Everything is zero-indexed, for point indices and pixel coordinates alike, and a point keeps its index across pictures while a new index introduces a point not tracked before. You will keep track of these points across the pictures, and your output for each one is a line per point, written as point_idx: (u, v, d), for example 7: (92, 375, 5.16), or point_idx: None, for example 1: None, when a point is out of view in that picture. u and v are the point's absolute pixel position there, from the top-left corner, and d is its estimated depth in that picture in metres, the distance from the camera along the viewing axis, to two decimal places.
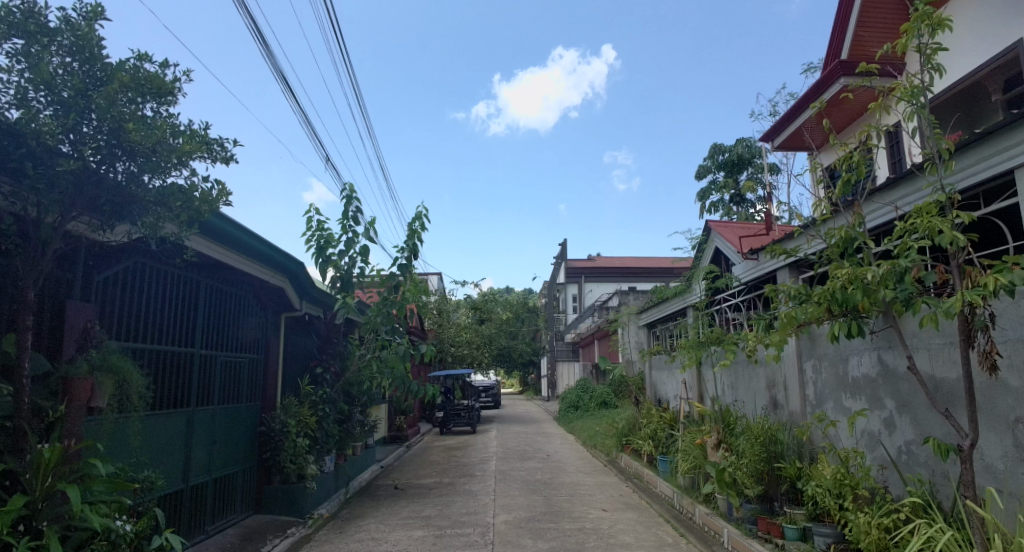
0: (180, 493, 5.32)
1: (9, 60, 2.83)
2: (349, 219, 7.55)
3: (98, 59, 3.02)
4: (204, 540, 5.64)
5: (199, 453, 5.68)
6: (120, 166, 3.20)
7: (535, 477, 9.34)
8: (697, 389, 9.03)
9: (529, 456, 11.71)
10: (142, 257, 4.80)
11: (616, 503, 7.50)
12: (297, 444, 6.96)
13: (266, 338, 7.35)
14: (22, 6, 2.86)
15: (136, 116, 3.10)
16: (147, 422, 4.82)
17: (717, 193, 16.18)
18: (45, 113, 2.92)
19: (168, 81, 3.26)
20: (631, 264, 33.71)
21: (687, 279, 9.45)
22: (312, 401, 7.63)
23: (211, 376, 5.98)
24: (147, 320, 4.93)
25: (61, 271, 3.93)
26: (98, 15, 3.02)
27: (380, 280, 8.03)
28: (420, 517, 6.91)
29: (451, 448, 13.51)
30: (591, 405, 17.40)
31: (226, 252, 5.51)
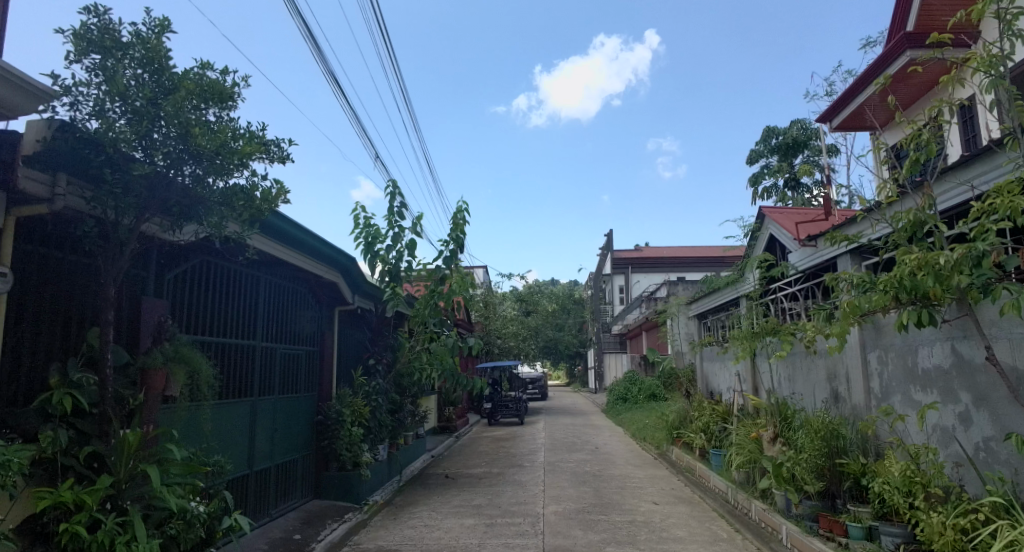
0: (246, 477, 5.60)
1: (90, 75, 3.05)
2: (395, 214, 7.72)
3: (166, 70, 3.20)
4: (268, 522, 5.93)
5: (262, 440, 5.95)
6: (187, 170, 3.38)
7: (585, 469, 9.34)
8: (752, 381, 8.80)
9: (577, 448, 11.71)
10: (207, 255, 5.06)
11: (667, 497, 7.41)
12: (352, 433, 7.20)
13: (321, 331, 7.62)
14: (99, 23, 3.07)
15: (200, 122, 3.27)
16: (216, 410, 5.10)
17: (770, 177, 15.62)
18: (120, 122, 3.12)
19: (229, 87, 3.42)
20: (679, 253, 33.00)
21: (740, 268, 9.20)
22: (365, 391, 7.87)
23: (271, 367, 6.25)
24: (213, 315, 5.19)
25: (137, 269, 4.21)
26: (165, 28, 3.20)
27: (427, 272, 8.15)
28: (471, 506, 7.03)
29: (500, 439, 13.64)
30: (640, 398, 17.25)
31: (283, 249, 5.73)
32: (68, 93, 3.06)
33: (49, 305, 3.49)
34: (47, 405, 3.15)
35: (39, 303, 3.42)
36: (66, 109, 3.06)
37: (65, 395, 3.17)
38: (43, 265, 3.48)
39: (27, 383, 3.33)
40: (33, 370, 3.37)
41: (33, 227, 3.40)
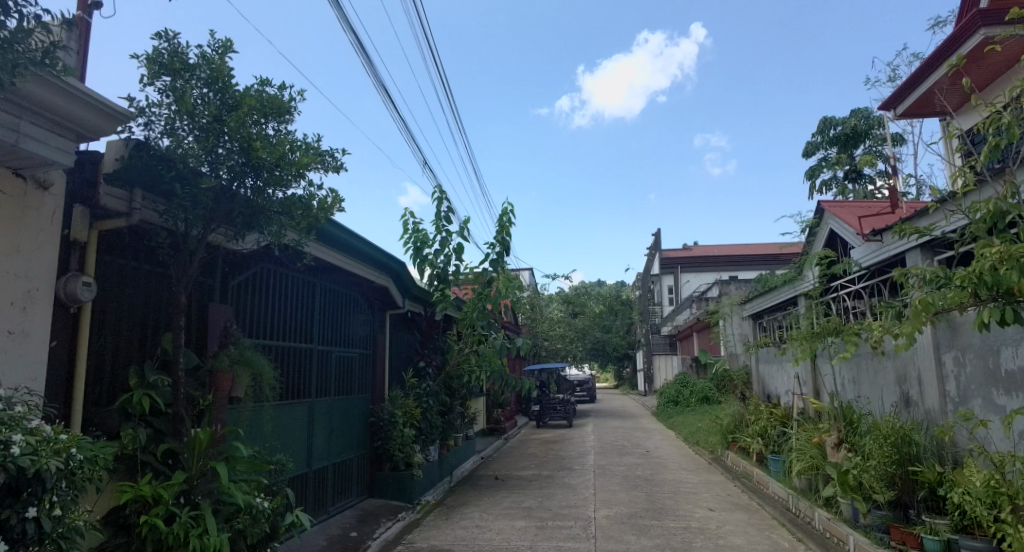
0: (306, 475, 5.83)
1: (161, 96, 3.28)
2: (442, 219, 7.87)
3: (229, 88, 3.40)
4: (327, 519, 6.14)
5: (320, 440, 6.16)
6: (248, 182, 3.55)
7: (636, 473, 9.23)
8: (812, 384, 8.50)
9: (628, 451, 11.57)
10: (267, 262, 5.31)
11: (724, 503, 7.24)
12: (405, 434, 7.39)
13: (374, 334, 7.83)
14: (168, 47, 3.29)
15: (261, 136, 3.45)
16: (277, 410, 5.34)
17: (828, 170, 15.03)
18: (189, 138, 3.33)
19: (286, 100, 3.59)
20: (731, 252, 32.14)
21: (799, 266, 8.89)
22: (416, 393, 8.13)
23: (328, 369, 6.48)
24: (273, 319, 5.44)
25: (204, 277, 4.47)
26: (228, 48, 3.40)
27: (474, 276, 8.25)
28: (521, 508, 7.08)
29: (548, 442, 13.64)
30: (692, 401, 16.89)
31: (338, 255, 5.94)
32: (142, 113, 3.29)
33: (127, 311, 3.75)
34: (127, 405, 3.41)
35: (119, 310, 3.69)
36: (141, 129, 3.29)
37: (143, 396, 3.43)
38: (121, 274, 3.73)
39: (109, 384, 3.59)
40: (115, 373, 3.64)
41: (113, 239, 3.66)
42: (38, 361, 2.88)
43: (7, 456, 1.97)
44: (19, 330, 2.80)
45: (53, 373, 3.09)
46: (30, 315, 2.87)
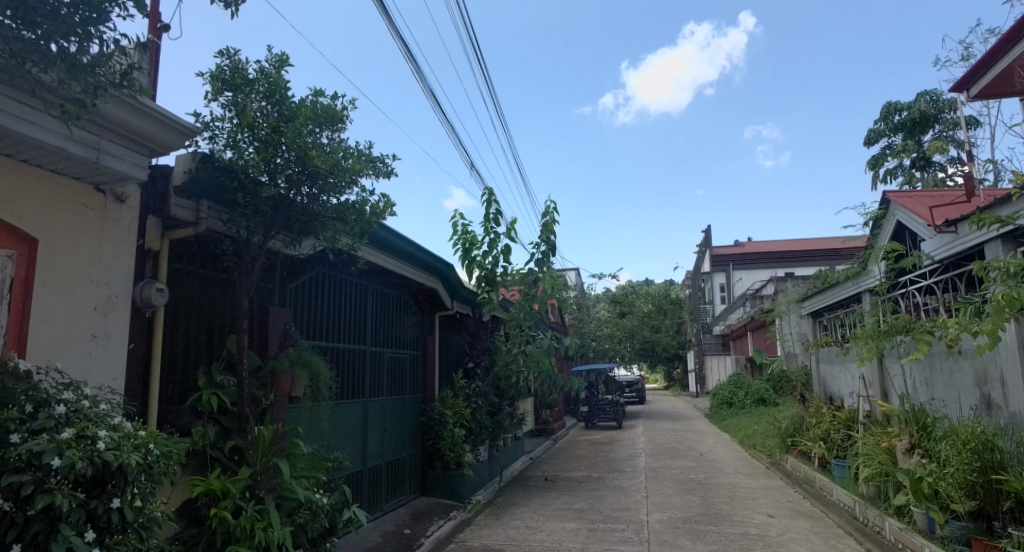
0: (361, 473, 6.00)
1: (225, 111, 3.48)
2: (490, 220, 7.94)
3: (285, 100, 3.56)
4: (381, 516, 6.30)
5: (374, 438, 6.33)
6: (304, 190, 3.69)
7: (690, 476, 9.05)
8: (879, 386, 8.12)
9: (680, 454, 11.34)
10: (322, 267, 5.50)
11: (784, 509, 7.01)
12: (456, 434, 7.51)
13: (424, 336, 7.99)
14: (230, 64, 3.49)
15: (316, 145, 3.59)
16: (334, 409, 5.53)
17: (893, 158, 14.31)
18: (250, 150, 3.52)
19: (339, 109, 3.71)
20: (786, 247, 31.01)
21: (863, 261, 8.51)
22: (466, 393, 8.21)
23: (380, 369, 6.65)
24: (329, 321, 5.62)
25: (265, 282, 4.69)
26: (284, 61, 3.56)
27: (521, 276, 8.30)
28: (572, 510, 7.06)
29: (598, 443, 13.53)
30: (747, 402, 16.39)
31: (389, 259, 6.10)
32: (208, 128, 3.49)
33: (195, 316, 3.97)
34: (198, 404, 3.62)
35: (188, 314, 3.91)
36: (207, 143, 3.50)
37: (211, 395, 3.64)
38: (190, 280, 3.95)
39: (181, 384, 3.81)
40: (186, 373, 3.86)
41: (183, 248, 3.89)
42: (118, 362, 3.10)
43: (94, 451, 2.13)
44: (102, 333, 3.02)
45: (132, 373, 3.31)
46: (111, 320, 3.08)
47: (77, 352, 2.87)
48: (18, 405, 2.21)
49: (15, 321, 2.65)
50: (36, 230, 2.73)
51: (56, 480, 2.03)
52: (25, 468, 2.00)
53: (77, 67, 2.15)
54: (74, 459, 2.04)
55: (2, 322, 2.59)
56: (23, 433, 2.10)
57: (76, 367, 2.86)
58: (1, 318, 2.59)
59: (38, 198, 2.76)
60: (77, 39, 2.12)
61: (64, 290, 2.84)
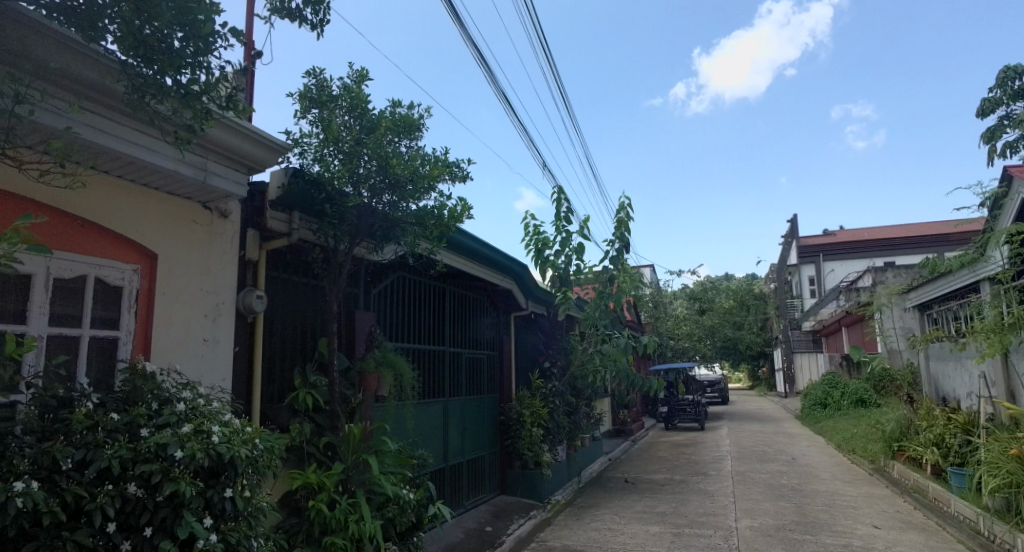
0: (443, 470, 6.18)
1: (312, 127, 3.72)
2: (561, 219, 7.94)
3: (366, 113, 3.75)
4: (463, 512, 6.46)
5: (455, 437, 6.50)
6: (385, 198, 3.86)
7: (781, 482, 8.62)
8: (1004, 386, 7.37)
9: (770, 458, 10.81)
10: (403, 271, 5.73)
11: (891, 521, 6.52)
12: (533, 434, 7.57)
13: (500, 336, 8.11)
14: (316, 83, 3.73)
15: (396, 153, 3.75)
16: (417, 408, 5.73)
17: (1012, 130, 12.91)
18: (336, 162, 3.75)
19: (417, 118, 3.86)
20: (885, 235, 28.75)
21: (980, 247, 7.76)
22: (543, 393, 8.26)
23: (459, 370, 6.83)
24: (410, 323, 5.85)
25: (351, 287, 4.95)
26: (364, 76, 3.75)
27: (595, 274, 8.24)
28: (655, 513, 6.92)
29: (679, 445, 13.14)
30: (844, 403, 15.35)
31: (464, 261, 6.25)
32: (298, 145, 3.75)
33: (290, 320, 4.25)
34: (295, 402, 3.88)
35: (284, 318, 4.19)
36: (298, 158, 3.76)
37: (306, 394, 3.90)
38: (285, 287, 4.24)
39: (280, 384, 4.10)
40: (283, 374, 4.15)
41: (278, 257, 4.19)
42: (226, 363, 3.38)
43: (209, 444, 2.35)
44: (212, 338, 3.30)
45: (237, 374, 3.60)
46: (219, 325, 3.37)
47: (192, 355, 3.16)
48: (146, 403, 2.47)
49: (141, 328, 2.96)
50: (155, 245, 3.04)
51: (180, 470, 2.24)
52: (153, 458, 2.22)
53: (190, 96, 2.38)
54: (193, 451, 2.26)
55: (130, 329, 2.90)
56: (151, 427, 2.34)
57: (192, 367, 3.16)
58: (129, 326, 2.90)
59: (158, 217, 3.07)
60: (188, 70, 2.34)
61: (180, 300, 3.14)
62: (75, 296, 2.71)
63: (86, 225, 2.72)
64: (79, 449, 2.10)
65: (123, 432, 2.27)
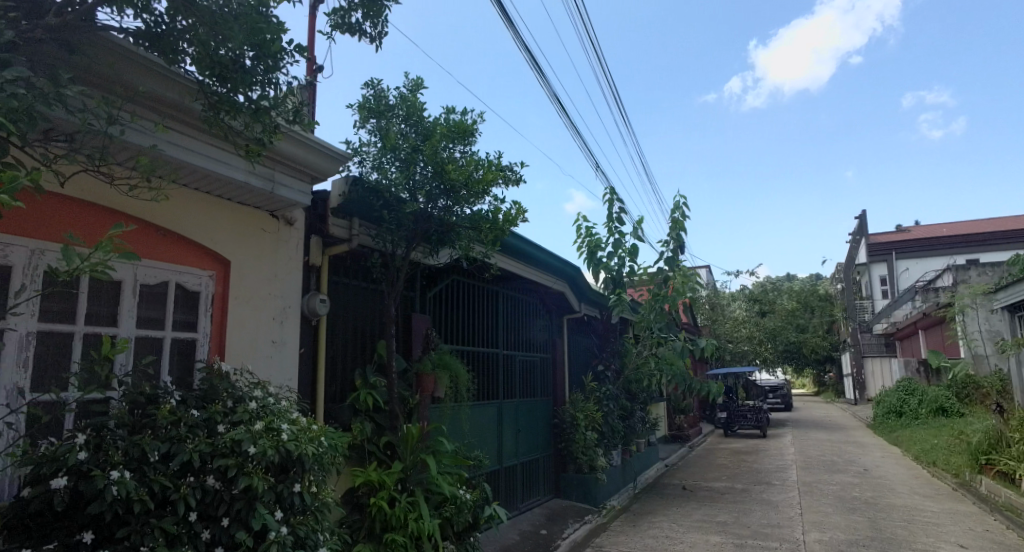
0: (498, 471, 6.24)
1: (371, 136, 3.86)
2: (614, 221, 7.87)
3: (422, 121, 3.86)
4: (518, 514, 6.50)
5: (509, 438, 6.55)
6: (439, 203, 3.95)
7: (853, 494, 8.20)
8: None
9: (840, 468, 10.31)
10: (457, 274, 5.83)
11: (979, 540, 6.09)
12: (587, 437, 7.52)
13: (553, 338, 8.11)
14: (374, 93, 3.87)
15: (450, 159, 3.83)
16: (472, 409, 5.81)
17: None
18: (393, 170, 3.87)
19: (470, 124, 3.93)
20: (967, 231, 26.85)
21: None
22: (597, 396, 8.21)
23: (513, 372, 6.87)
24: (465, 326, 5.94)
25: (408, 290, 5.08)
26: (419, 85, 3.86)
27: (649, 276, 8.11)
28: (716, 522, 6.74)
29: (740, 452, 12.73)
30: (923, 412, 14.44)
31: (518, 264, 6.29)
32: (358, 154, 3.90)
33: (351, 322, 4.41)
34: (356, 402, 4.03)
35: (345, 320, 4.34)
36: (357, 166, 3.90)
37: (367, 394, 4.04)
38: (346, 290, 4.40)
39: (342, 384, 4.25)
40: (345, 374, 4.31)
41: (339, 262, 4.35)
42: (292, 364, 3.54)
43: (280, 441, 2.47)
44: (279, 340, 3.47)
45: (303, 374, 3.77)
46: (286, 327, 3.53)
47: (261, 355, 3.34)
48: (222, 401, 2.62)
49: (215, 330, 3.15)
50: (228, 252, 3.22)
51: (253, 465, 2.38)
52: (228, 453, 2.36)
53: (261, 110, 2.51)
54: (265, 447, 2.39)
55: (207, 331, 3.09)
56: (226, 424, 2.48)
57: (261, 368, 3.33)
58: (206, 328, 3.09)
59: (231, 225, 3.25)
60: (259, 87, 2.49)
61: (251, 303, 3.32)
62: (158, 300, 2.91)
63: (167, 234, 2.93)
64: (164, 442, 2.26)
65: (203, 428, 2.42)
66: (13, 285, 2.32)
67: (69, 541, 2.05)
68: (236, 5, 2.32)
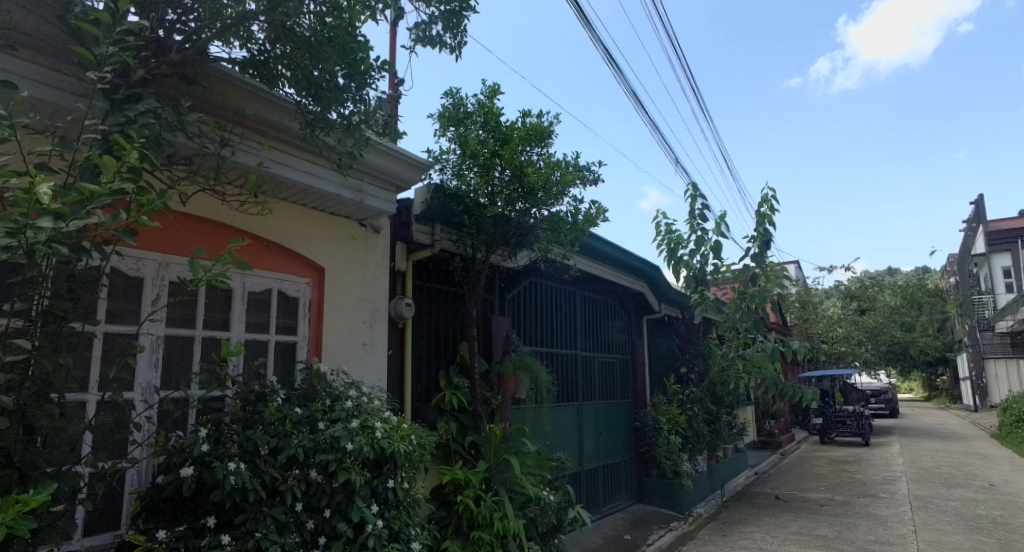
0: (579, 474, 6.21)
1: (451, 144, 3.99)
2: (696, 217, 7.62)
3: (499, 126, 3.93)
4: (600, 518, 6.42)
5: (589, 441, 6.51)
6: (517, 206, 4.01)
7: (976, 511, 7.46)
8: None
9: (958, 482, 9.39)
10: (535, 276, 5.87)
11: None
12: (671, 442, 7.30)
13: (632, 339, 7.98)
14: (453, 102, 3.99)
15: (528, 162, 3.88)
16: (553, 411, 5.83)
17: None
18: (472, 175, 3.97)
19: (547, 126, 3.97)
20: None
21: None
22: (680, 400, 7.99)
23: (592, 374, 6.82)
24: (543, 327, 5.97)
25: (488, 293, 5.18)
26: (496, 91, 3.94)
27: (734, 274, 7.79)
28: (815, 536, 6.36)
29: (839, 461, 11.92)
30: None
31: (596, 265, 6.25)
32: (439, 162, 4.04)
33: (434, 325, 4.56)
34: (442, 402, 4.16)
35: (429, 323, 4.50)
36: (439, 174, 4.04)
37: (451, 395, 4.17)
38: (429, 294, 4.56)
39: (427, 385, 4.41)
40: (430, 375, 4.46)
41: (423, 267, 4.52)
42: (382, 364, 3.72)
43: (375, 438, 2.62)
44: (370, 342, 3.65)
45: (391, 374, 3.95)
46: (375, 330, 3.71)
47: (354, 357, 3.53)
48: (322, 399, 2.80)
49: (313, 333, 3.37)
50: (323, 260, 3.44)
51: (351, 460, 2.53)
52: (329, 448, 2.53)
53: (353, 125, 2.68)
54: (362, 443, 2.54)
55: (305, 334, 3.32)
56: (326, 421, 2.66)
57: (354, 368, 3.52)
58: (305, 332, 3.32)
59: (325, 235, 3.47)
60: (350, 103, 2.65)
61: (344, 308, 3.52)
62: (263, 306, 3.15)
63: (270, 245, 3.18)
64: (272, 437, 2.45)
65: (305, 424, 2.60)
66: (146, 294, 2.60)
67: (196, 525, 2.27)
68: (329, 28, 2.47)
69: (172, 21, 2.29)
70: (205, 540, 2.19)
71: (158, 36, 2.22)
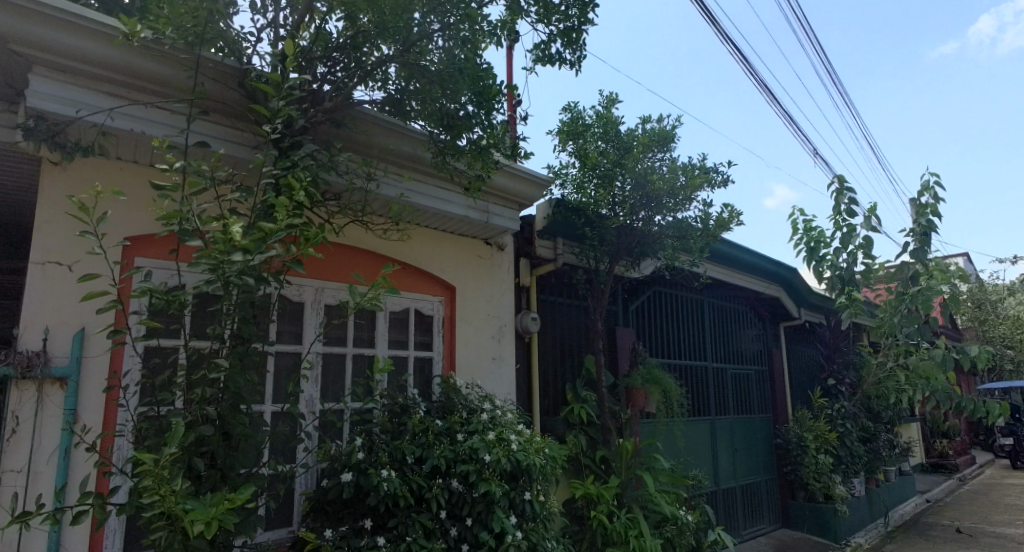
0: (716, 493, 5.89)
1: (571, 158, 4.03)
2: (840, 212, 6.97)
3: (619, 135, 3.92)
4: (742, 542, 6.02)
5: (725, 459, 6.15)
6: (641, 215, 3.98)
7: None
8: None
9: None
10: (659, 285, 5.71)
11: None
12: (820, 461, 6.67)
13: (769, 349, 7.45)
14: (571, 116, 4.03)
15: (651, 169, 3.86)
16: (685, 426, 5.60)
17: None
18: (593, 188, 3.97)
19: (669, 130, 3.90)
20: None
21: None
22: (828, 416, 7.29)
23: (725, 387, 6.45)
24: (670, 338, 5.78)
25: (611, 304, 5.13)
26: (613, 100, 3.94)
27: (890, 273, 6.99)
28: None
29: None
30: None
31: (725, 271, 5.94)
32: (559, 176, 4.09)
33: (559, 338, 4.60)
34: (570, 416, 4.18)
35: (554, 336, 4.55)
36: (560, 189, 4.09)
37: (579, 408, 4.17)
38: (553, 308, 4.61)
39: (554, 397, 4.45)
40: (557, 388, 4.50)
41: (546, 282, 4.59)
42: (510, 378, 3.82)
43: (510, 451, 2.71)
44: (499, 356, 3.78)
45: (520, 387, 4.05)
46: (504, 344, 3.83)
47: (484, 371, 3.67)
48: (459, 412, 2.95)
49: (447, 349, 3.56)
50: (454, 279, 3.63)
51: (489, 471, 2.63)
52: (468, 459, 2.65)
53: (481, 148, 2.83)
54: (499, 455, 2.64)
55: (440, 349, 3.51)
56: (464, 432, 2.79)
57: (486, 381, 3.67)
58: (440, 347, 3.52)
59: (455, 255, 3.66)
60: (478, 128, 2.80)
61: (474, 324, 3.68)
62: (403, 324, 3.39)
63: (407, 267, 3.42)
64: (417, 447, 2.62)
65: (445, 436, 2.75)
66: (308, 317, 2.92)
67: (355, 526, 2.48)
68: (456, 60, 2.62)
69: (323, 73, 2.54)
70: (364, 541, 2.40)
71: (313, 89, 2.49)
